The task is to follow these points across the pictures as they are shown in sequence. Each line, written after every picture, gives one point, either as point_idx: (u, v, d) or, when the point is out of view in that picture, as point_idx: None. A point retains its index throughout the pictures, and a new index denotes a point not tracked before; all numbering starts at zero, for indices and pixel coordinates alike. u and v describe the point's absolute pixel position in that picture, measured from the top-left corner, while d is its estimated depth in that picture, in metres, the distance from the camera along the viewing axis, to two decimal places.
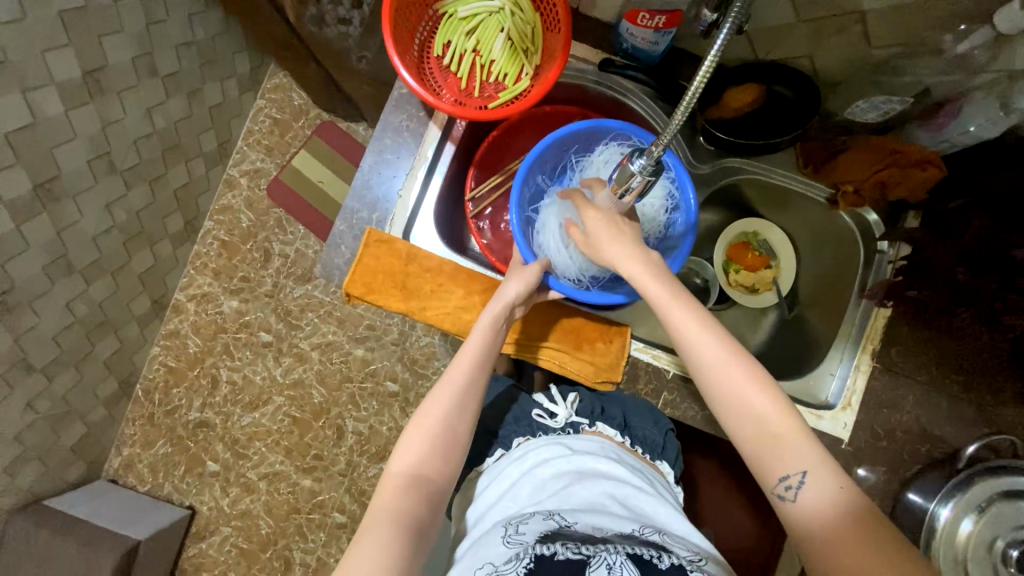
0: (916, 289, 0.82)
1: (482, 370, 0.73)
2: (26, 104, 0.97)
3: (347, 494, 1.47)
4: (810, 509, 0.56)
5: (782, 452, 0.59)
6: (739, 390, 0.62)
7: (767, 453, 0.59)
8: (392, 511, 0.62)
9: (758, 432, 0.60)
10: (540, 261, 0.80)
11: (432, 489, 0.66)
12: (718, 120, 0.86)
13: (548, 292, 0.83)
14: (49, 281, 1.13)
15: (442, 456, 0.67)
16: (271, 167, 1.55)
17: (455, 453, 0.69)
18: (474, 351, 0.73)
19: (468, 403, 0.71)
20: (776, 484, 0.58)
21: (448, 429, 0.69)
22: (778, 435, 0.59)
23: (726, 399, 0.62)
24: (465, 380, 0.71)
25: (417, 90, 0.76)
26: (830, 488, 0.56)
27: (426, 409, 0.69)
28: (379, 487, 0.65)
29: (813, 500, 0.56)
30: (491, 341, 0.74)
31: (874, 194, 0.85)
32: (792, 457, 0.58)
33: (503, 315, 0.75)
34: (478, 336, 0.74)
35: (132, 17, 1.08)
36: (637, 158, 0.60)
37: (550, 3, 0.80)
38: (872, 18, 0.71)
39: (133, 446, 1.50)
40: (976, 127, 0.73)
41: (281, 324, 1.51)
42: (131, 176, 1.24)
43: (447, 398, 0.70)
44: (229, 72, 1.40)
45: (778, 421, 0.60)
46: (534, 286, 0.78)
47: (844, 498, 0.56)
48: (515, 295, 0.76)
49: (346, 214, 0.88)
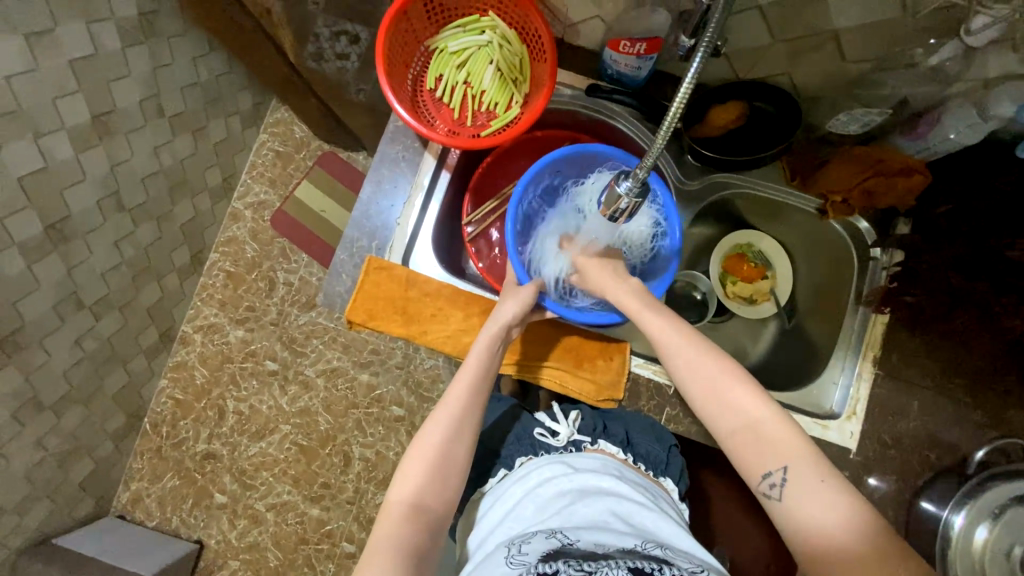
0: (912, 294, 0.83)
1: (479, 392, 0.74)
2: (38, 149, 1.01)
3: (356, 522, 1.46)
4: (798, 505, 0.58)
5: (767, 453, 0.62)
6: (720, 390, 0.67)
7: (750, 449, 0.63)
8: (392, 539, 0.62)
9: (741, 432, 0.64)
10: (534, 282, 0.83)
11: (433, 518, 0.66)
12: (704, 139, 0.89)
13: (543, 311, 0.86)
14: (59, 319, 1.16)
15: (441, 482, 0.68)
16: (274, 198, 1.59)
17: (455, 478, 0.69)
18: (470, 374, 0.75)
19: (467, 427, 0.72)
20: (762, 481, 0.61)
21: (447, 454, 0.69)
22: (763, 433, 0.63)
23: (711, 403, 0.67)
24: (463, 404, 0.72)
25: (411, 124, 0.79)
26: (815, 482, 0.58)
27: (426, 432, 0.70)
28: (380, 515, 0.65)
29: (797, 494, 0.58)
30: (488, 364, 0.76)
31: (862, 203, 0.86)
32: (775, 456, 0.61)
33: (499, 337, 0.78)
34: (476, 359, 0.76)
35: (139, 62, 1.13)
36: (623, 180, 0.62)
37: (536, 35, 0.84)
38: (845, 35, 0.73)
39: (140, 480, 1.50)
40: (956, 134, 0.75)
41: (286, 351, 1.53)
42: (139, 213, 1.27)
43: (445, 422, 0.71)
44: (233, 109, 1.46)
45: (762, 421, 0.64)
46: (528, 306, 0.81)
47: (833, 498, 0.57)
48: (512, 315, 0.80)
49: (346, 244, 0.90)
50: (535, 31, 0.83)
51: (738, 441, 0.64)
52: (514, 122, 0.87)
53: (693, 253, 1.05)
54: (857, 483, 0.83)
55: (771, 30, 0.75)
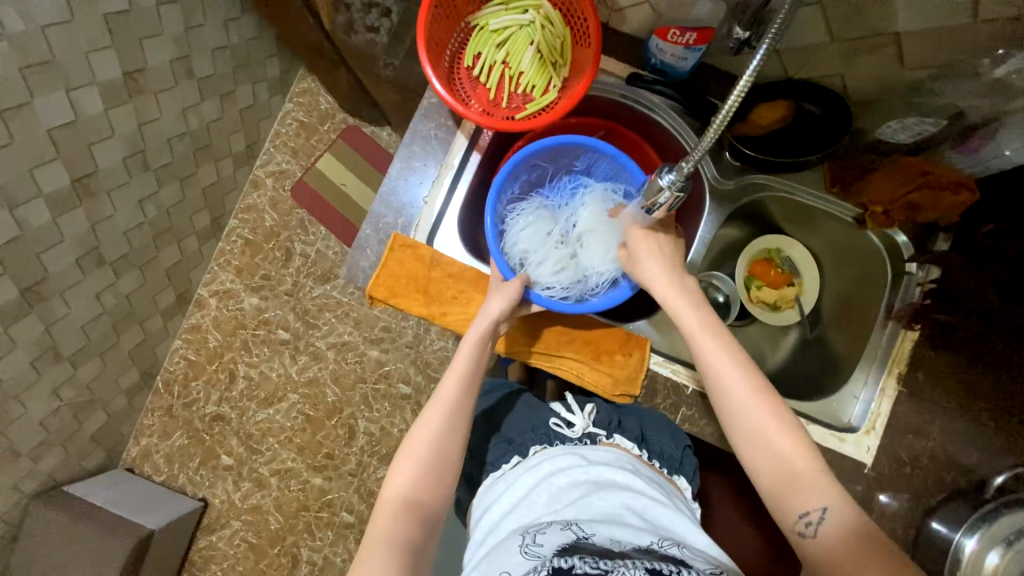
0: (945, 312, 0.82)
1: (468, 388, 0.74)
2: (69, 102, 1.01)
3: (357, 494, 1.48)
4: (833, 543, 0.55)
5: (806, 491, 0.58)
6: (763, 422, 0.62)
7: (789, 485, 0.59)
8: (386, 534, 0.62)
9: (779, 466, 0.60)
10: (521, 276, 0.82)
11: (427, 514, 0.66)
12: (746, 137, 0.86)
13: (529, 305, 0.85)
14: (81, 273, 1.17)
15: (434, 478, 0.68)
16: (296, 169, 1.58)
17: (448, 475, 0.69)
18: (459, 371, 0.74)
19: (457, 423, 0.71)
20: (797, 520, 0.57)
21: (438, 451, 0.69)
22: (803, 470, 0.59)
23: (750, 430, 0.62)
24: (452, 401, 0.72)
25: (447, 99, 0.78)
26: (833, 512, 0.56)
27: (416, 430, 0.71)
28: (376, 510, 0.66)
29: (834, 539, 0.55)
30: (476, 360, 0.76)
31: (905, 215, 0.83)
32: (814, 494, 0.58)
33: (487, 332, 0.78)
34: (464, 354, 0.76)
35: (171, 21, 1.12)
36: (666, 172, 0.60)
37: (581, 18, 0.81)
38: (909, 40, 0.70)
39: (150, 436, 1.53)
40: (1011, 151, 0.72)
41: (299, 322, 1.54)
42: (163, 173, 1.28)
43: (437, 419, 0.71)
44: (261, 75, 1.45)
45: (791, 444, 0.61)
46: (515, 302, 0.81)
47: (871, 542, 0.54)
48: (498, 311, 0.79)
49: (372, 219, 0.90)
50: (581, 15, 0.81)
51: (758, 460, 0.62)
52: (551, 107, 0.85)
53: (719, 255, 1.02)
54: (868, 499, 0.82)
55: (830, 28, 0.73)
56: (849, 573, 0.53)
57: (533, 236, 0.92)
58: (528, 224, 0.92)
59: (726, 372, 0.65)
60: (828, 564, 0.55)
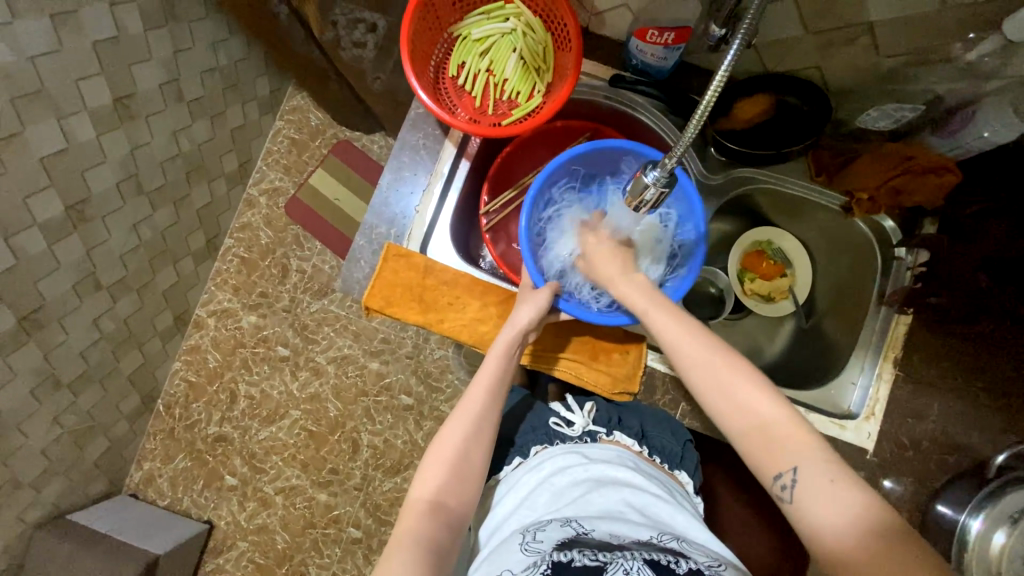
0: (937, 296, 0.82)
1: (495, 395, 0.73)
2: (60, 129, 1.02)
3: (363, 509, 1.47)
4: (809, 501, 0.55)
5: (780, 453, 0.58)
6: (726, 387, 0.63)
7: (759, 447, 0.60)
8: (411, 535, 0.62)
9: (751, 431, 0.61)
10: (551, 284, 0.79)
11: (451, 516, 0.66)
12: (728, 132, 0.87)
13: (558, 313, 0.83)
14: (78, 298, 1.17)
15: (460, 481, 0.68)
16: (289, 185, 1.59)
17: (473, 479, 0.69)
18: (486, 379, 0.74)
19: (484, 428, 0.71)
20: (774, 482, 0.58)
21: (464, 455, 0.69)
22: (774, 433, 0.59)
23: (719, 403, 0.63)
24: (479, 408, 0.72)
25: (433, 109, 0.79)
26: (834, 490, 0.54)
27: (444, 435, 0.70)
28: (401, 513, 0.66)
29: (816, 501, 0.55)
30: (502, 368, 0.75)
31: (890, 200, 0.84)
32: (790, 456, 0.58)
33: (515, 343, 0.76)
34: (491, 363, 0.75)
35: (160, 46, 1.14)
36: (650, 170, 0.60)
37: (561, 24, 0.83)
38: (879, 31, 0.71)
39: (153, 461, 1.53)
40: (991, 132, 0.72)
41: (298, 338, 1.54)
42: (157, 196, 1.29)
43: (464, 424, 0.71)
44: (251, 95, 1.46)
45: (775, 423, 0.60)
46: (545, 311, 0.78)
47: (852, 503, 0.53)
48: (527, 320, 0.77)
49: (365, 230, 0.90)
50: (561, 20, 0.82)
51: (749, 442, 0.61)
52: (537, 112, 0.86)
53: (711, 249, 1.03)
54: (872, 485, 0.82)
55: (804, 21, 0.74)
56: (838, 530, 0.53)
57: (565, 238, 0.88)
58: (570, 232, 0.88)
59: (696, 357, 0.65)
60: (815, 521, 0.54)
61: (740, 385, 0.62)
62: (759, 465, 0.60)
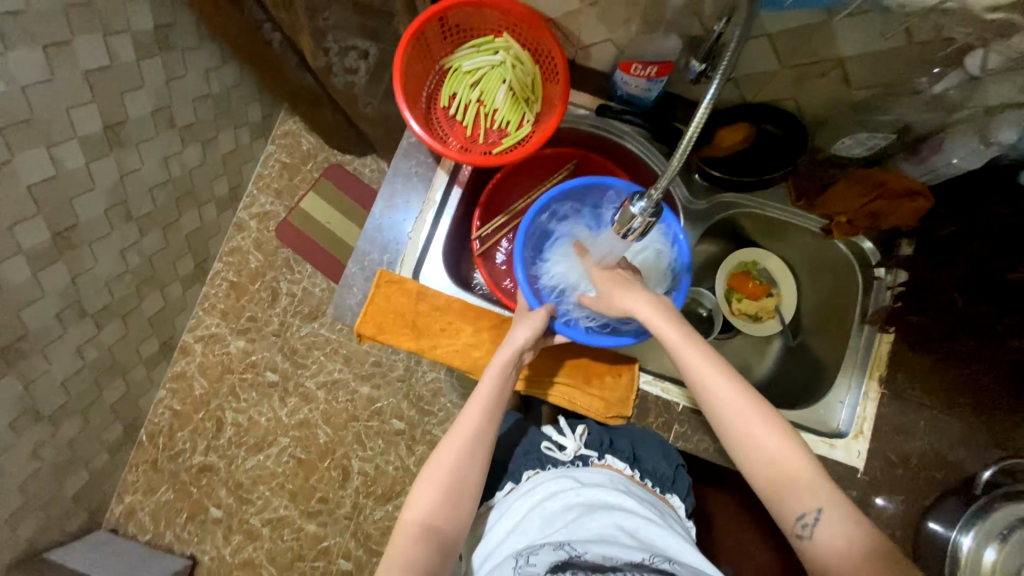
0: (918, 315, 0.85)
1: (491, 416, 0.72)
2: (49, 157, 1.02)
3: (353, 539, 1.44)
4: (826, 542, 0.57)
5: (798, 493, 0.60)
6: (748, 428, 0.64)
7: (779, 489, 0.61)
8: (398, 563, 0.62)
9: (771, 471, 0.62)
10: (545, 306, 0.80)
11: (443, 539, 0.66)
12: (710, 159, 0.90)
13: (552, 335, 0.82)
14: (62, 326, 1.15)
15: (452, 505, 0.67)
16: (280, 210, 1.60)
17: (467, 503, 0.68)
18: (481, 399, 0.72)
19: (478, 451, 0.70)
20: (792, 521, 0.60)
21: (458, 479, 0.68)
22: (793, 475, 0.61)
23: (740, 444, 0.64)
24: (474, 428, 0.71)
25: (425, 138, 0.80)
26: (850, 530, 0.57)
27: (435, 459, 0.69)
28: (391, 539, 0.65)
29: (830, 539, 0.57)
30: (500, 388, 0.73)
31: (868, 224, 0.87)
32: (808, 497, 0.60)
33: (511, 364, 0.75)
34: (488, 383, 0.73)
35: (153, 75, 1.15)
36: (637, 200, 0.62)
37: (549, 58, 0.86)
38: (850, 64, 0.74)
39: (134, 493, 1.48)
40: (959, 159, 0.75)
41: (287, 362, 1.52)
42: (145, 222, 1.28)
43: (458, 446, 0.70)
44: (243, 121, 1.48)
45: (795, 466, 0.62)
46: (540, 331, 0.78)
47: (864, 545, 0.56)
48: (523, 339, 0.76)
49: (357, 257, 0.91)
50: (549, 54, 0.85)
51: (767, 481, 0.62)
52: (527, 141, 0.89)
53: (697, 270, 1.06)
54: (865, 503, 0.82)
55: (779, 56, 0.77)
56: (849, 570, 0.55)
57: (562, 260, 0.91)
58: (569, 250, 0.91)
59: (721, 395, 0.66)
60: (831, 562, 0.56)
61: (763, 428, 0.64)
62: (777, 503, 0.61)
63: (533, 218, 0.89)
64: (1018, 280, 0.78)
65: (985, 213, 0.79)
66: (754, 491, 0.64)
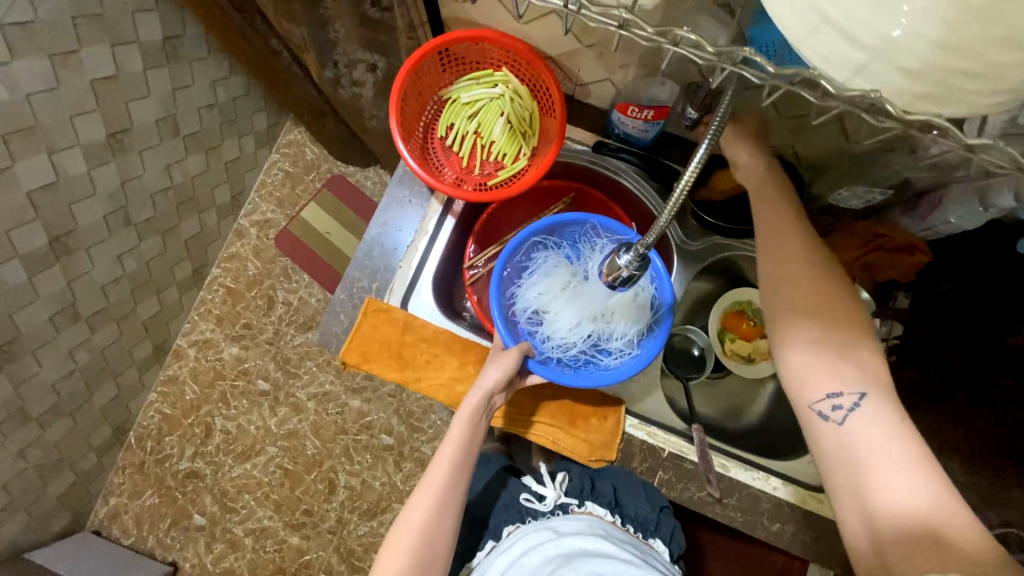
0: (913, 368, 0.86)
1: (460, 468, 0.73)
2: (51, 164, 1.02)
3: (336, 554, 1.42)
4: (859, 430, 0.57)
5: (846, 375, 0.59)
6: (821, 311, 0.62)
7: (828, 371, 0.59)
8: None
9: (825, 351, 0.60)
10: (521, 345, 0.78)
11: None
12: (707, 203, 0.89)
13: (527, 373, 0.82)
14: (54, 330, 1.15)
15: (424, 565, 0.67)
16: (280, 218, 1.60)
17: (439, 561, 0.69)
18: (451, 450, 0.73)
19: (450, 504, 0.71)
20: (828, 402, 0.59)
21: (429, 537, 0.68)
22: (848, 362, 0.59)
23: (807, 321, 0.62)
24: (444, 483, 0.71)
25: (419, 172, 0.80)
26: (888, 428, 0.56)
27: (407, 517, 0.70)
28: None
29: (861, 425, 0.57)
30: (469, 436, 0.74)
31: (863, 275, 0.87)
32: (859, 384, 0.58)
33: (480, 408, 0.75)
34: (456, 433, 0.73)
35: (159, 84, 1.16)
36: (624, 252, 0.61)
37: (547, 93, 0.85)
38: (848, 120, 0.73)
39: (120, 496, 1.47)
40: (956, 218, 0.74)
41: (279, 372, 1.51)
42: (145, 227, 1.28)
43: (428, 504, 0.70)
44: (248, 129, 1.48)
45: (854, 354, 0.60)
46: (512, 371, 0.76)
47: (906, 450, 0.54)
48: (493, 381, 0.75)
49: (346, 283, 0.90)
50: (547, 90, 0.85)
51: (815, 360, 0.60)
52: (522, 174, 0.89)
53: (691, 308, 1.04)
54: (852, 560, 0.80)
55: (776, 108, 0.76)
56: (877, 467, 0.55)
57: (545, 295, 0.89)
58: (544, 283, 0.89)
59: (807, 272, 0.63)
60: (859, 445, 0.56)
61: (838, 315, 0.61)
62: (817, 379, 0.59)
63: (515, 252, 0.88)
64: (1017, 344, 0.76)
65: (981, 269, 0.80)
66: (792, 365, 0.62)
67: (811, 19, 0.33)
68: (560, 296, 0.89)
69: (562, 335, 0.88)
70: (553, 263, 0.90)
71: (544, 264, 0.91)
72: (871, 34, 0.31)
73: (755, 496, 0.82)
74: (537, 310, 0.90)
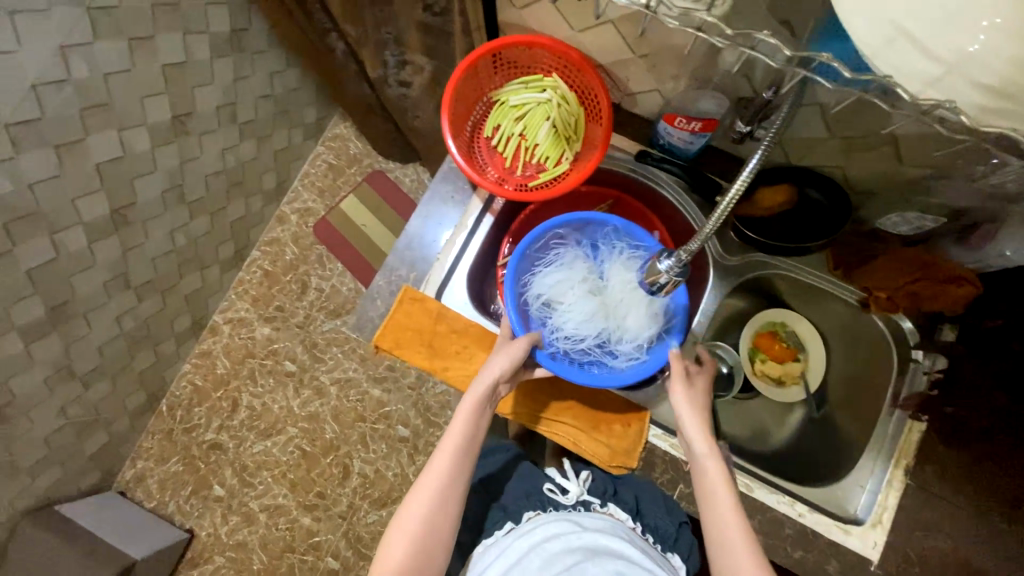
0: (955, 405, 0.82)
1: (463, 454, 0.73)
2: (119, 139, 1.09)
3: (344, 539, 1.45)
4: None
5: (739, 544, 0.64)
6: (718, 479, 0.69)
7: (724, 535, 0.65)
8: None
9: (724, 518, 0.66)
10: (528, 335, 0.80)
11: None
12: (749, 219, 0.88)
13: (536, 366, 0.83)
14: (106, 295, 1.22)
15: (427, 548, 0.68)
16: (320, 208, 1.66)
17: (441, 546, 0.69)
18: (455, 437, 0.73)
19: (453, 491, 0.71)
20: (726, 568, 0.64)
21: (434, 521, 0.69)
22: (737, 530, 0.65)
23: (709, 487, 0.69)
24: (448, 470, 0.71)
25: (464, 167, 0.83)
26: None
27: (410, 502, 0.70)
28: None
29: None
30: (474, 424, 0.74)
31: (908, 303, 0.85)
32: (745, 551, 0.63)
33: (486, 396, 0.75)
34: (461, 421, 0.73)
35: (223, 72, 1.23)
36: (665, 257, 0.62)
37: (595, 100, 0.87)
38: (903, 143, 0.72)
39: (147, 460, 1.54)
40: (1012, 251, 0.75)
41: (306, 355, 1.56)
42: (197, 206, 1.36)
43: (431, 490, 0.70)
44: (298, 120, 1.55)
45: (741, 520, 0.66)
46: (519, 361, 0.78)
47: None
48: (502, 371, 0.76)
49: (385, 271, 0.94)
50: (595, 97, 0.86)
51: (717, 526, 0.66)
52: (563, 178, 0.91)
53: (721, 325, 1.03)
54: None
55: (829, 126, 0.75)
56: None
57: (562, 288, 0.90)
58: (561, 276, 0.90)
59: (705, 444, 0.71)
60: None
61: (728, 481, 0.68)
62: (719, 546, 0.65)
63: (538, 242, 0.89)
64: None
65: None
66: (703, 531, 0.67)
67: (891, 32, 0.39)
68: (577, 292, 0.89)
69: (572, 328, 0.88)
70: (574, 259, 0.91)
71: (568, 259, 0.91)
72: (945, 47, 0.38)
73: (777, 521, 0.80)
74: (551, 302, 0.90)
